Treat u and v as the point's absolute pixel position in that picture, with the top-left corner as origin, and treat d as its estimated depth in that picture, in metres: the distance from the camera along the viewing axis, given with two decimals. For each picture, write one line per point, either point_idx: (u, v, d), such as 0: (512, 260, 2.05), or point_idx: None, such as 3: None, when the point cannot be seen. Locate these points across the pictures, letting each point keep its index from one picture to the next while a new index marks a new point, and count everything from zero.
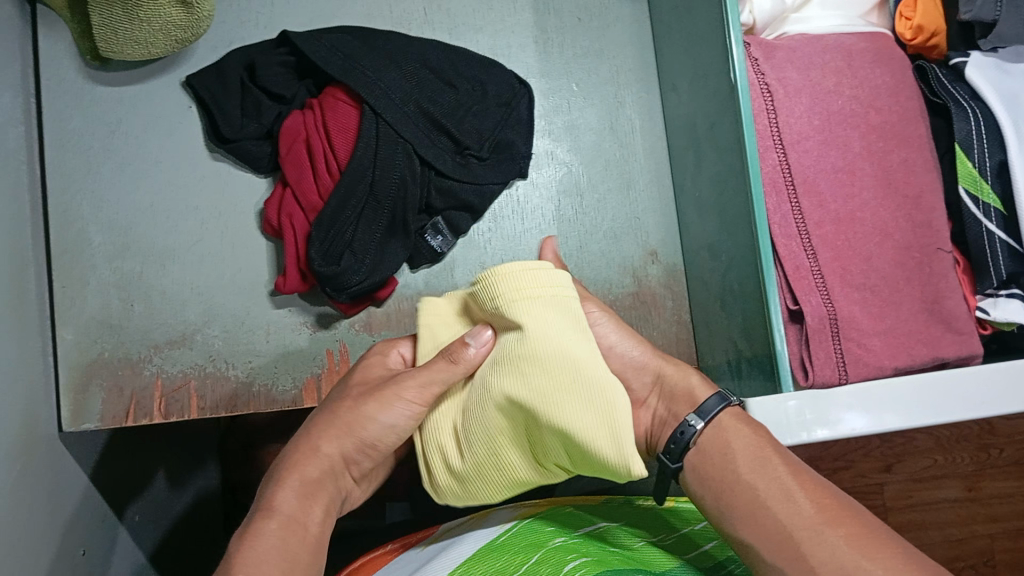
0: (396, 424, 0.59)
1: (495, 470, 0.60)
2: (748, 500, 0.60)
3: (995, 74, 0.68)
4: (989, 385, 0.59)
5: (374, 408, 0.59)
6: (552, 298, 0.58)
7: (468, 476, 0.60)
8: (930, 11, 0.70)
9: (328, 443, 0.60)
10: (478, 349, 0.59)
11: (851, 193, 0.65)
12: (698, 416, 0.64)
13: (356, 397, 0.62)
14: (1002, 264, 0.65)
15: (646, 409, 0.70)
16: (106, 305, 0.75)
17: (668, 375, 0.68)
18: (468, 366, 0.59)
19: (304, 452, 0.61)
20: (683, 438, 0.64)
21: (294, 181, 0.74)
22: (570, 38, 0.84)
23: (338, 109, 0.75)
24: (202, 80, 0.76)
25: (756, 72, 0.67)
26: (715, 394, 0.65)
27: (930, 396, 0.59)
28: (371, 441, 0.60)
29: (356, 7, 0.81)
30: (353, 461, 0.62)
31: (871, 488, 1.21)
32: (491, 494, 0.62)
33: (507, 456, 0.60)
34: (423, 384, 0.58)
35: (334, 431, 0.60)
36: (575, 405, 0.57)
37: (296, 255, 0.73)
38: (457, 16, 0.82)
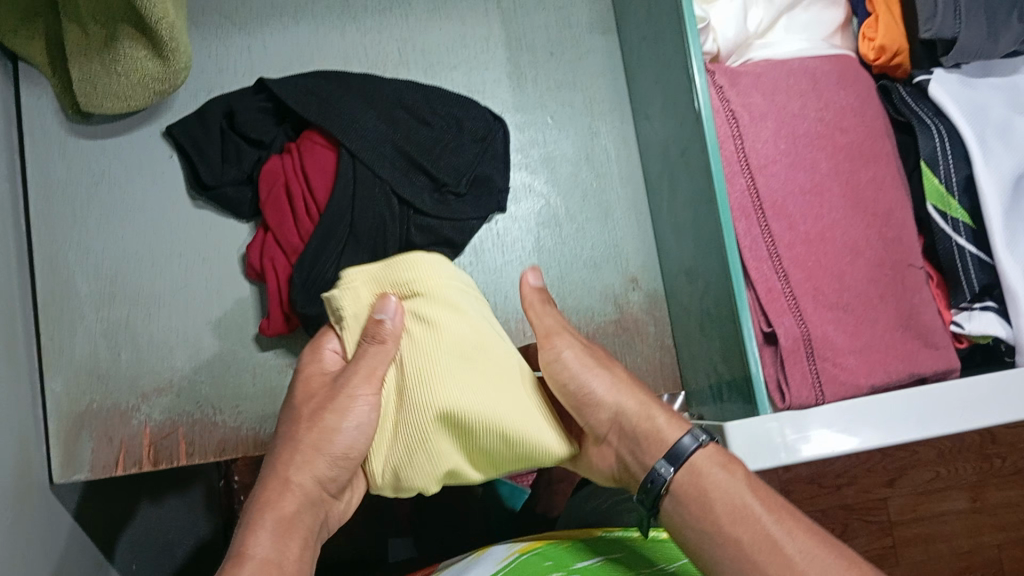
0: (360, 424, 0.59)
1: (425, 459, 0.58)
2: (734, 554, 0.57)
3: (958, 89, 0.69)
4: (968, 395, 0.59)
5: (334, 419, 0.59)
6: (457, 291, 0.60)
7: (403, 465, 0.59)
8: (892, 29, 0.71)
9: (298, 474, 0.59)
10: (392, 319, 0.58)
11: (820, 214, 0.66)
12: (669, 461, 0.60)
13: (308, 415, 0.61)
14: (973, 276, 0.66)
15: (610, 447, 0.65)
16: (95, 354, 0.75)
17: (631, 413, 0.62)
18: (395, 339, 0.58)
19: (275, 489, 0.59)
20: (655, 486, 0.60)
21: (275, 225, 0.75)
22: (543, 71, 0.85)
23: (315, 151, 0.76)
24: (183, 127, 0.77)
25: (720, 99, 0.68)
26: (686, 434, 0.61)
27: (909, 409, 0.60)
28: (341, 453, 0.59)
29: (332, 51, 0.83)
30: (328, 482, 0.60)
31: (875, 501, 1.20)
32: (424, 484, 0.60)
33: (436, 446, 0.58)
34: (368, 373, 0.59)
35: (302, 458, 0.60)
36: (497, 394, 0.58)
37: (279, 298, 0.75)
38: (431, 55, 0.84)
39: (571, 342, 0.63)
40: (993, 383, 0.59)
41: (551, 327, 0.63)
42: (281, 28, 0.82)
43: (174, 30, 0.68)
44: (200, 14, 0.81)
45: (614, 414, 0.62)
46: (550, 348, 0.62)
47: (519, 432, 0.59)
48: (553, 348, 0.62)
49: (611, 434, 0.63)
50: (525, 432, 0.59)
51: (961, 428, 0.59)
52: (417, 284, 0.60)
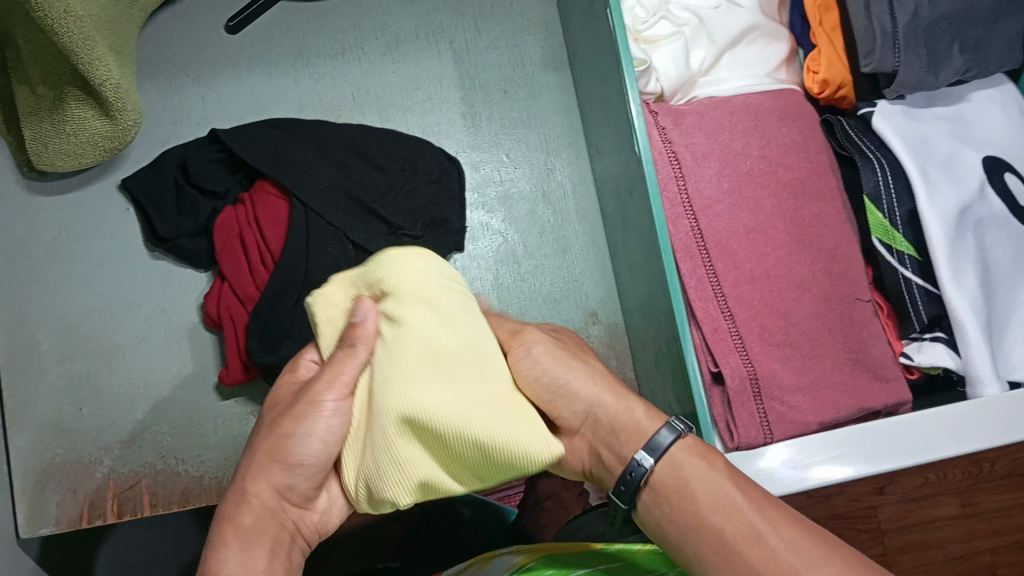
0: (320, 433, 0.52)
1: (394, 472, 0.49)
2: (717, 549, 0.52)
3: (902, 121, 0.69)
4: (911, 431, 0.61)
5: (293, 423, 0.52)
6: (439, 286, 0.51)
7: (372, 479, 0.50)
8: (835, 64, 0.72)
9: (255, 483, 0.53)
10: (364, 319, 0.51)
11: (764, 253, 0.67)
12: (648, 452, 0.55)
13: (272, 423, 0.55)
14: (921, 308, 0.67)
15: (581, 437, 0.58)
16: (58, 409, 0.76)
17: (606, 405, 0.57)
18: (365, 342, 0.51)
19: (232, 502, 0.53)
20: (633, 480, 0.55)
21: (231, 275, 0.75)
22: (498, 110, 0.86)
23: (267, 201, 0.75)
24: (138, 181, 0.78)
25: (663, 140, 0.69)
26: (664, 425, 0.56)
27: (865, 442, 0.61)
28: (300, 461, 0.52)
29: (287, 98, 0.83)
30: (289, 490, 0.53)
31: (864, 510, 1.15)
32: (395, 498, 0.50)
33: (405, 456, 0.49)
34: (333, 379, 0.52)
35: (258, 467, 0.53)
36: (469, 401, 0.49)
37: (236, 347, 0.75)
38: (386, 97, 0.85)
39: (540, 335, 0.59)
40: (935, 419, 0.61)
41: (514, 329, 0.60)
42: (235, 76, 0.83)
43: (119, 92, 0.68)
44: (155, 67, 0.82)
45: (587, 407, 0.57)
46: (518, 345, 0.57)
47: (503, 443, 0.49)
48: (522, 343, 0.57)
49: (585, 430, 0.58)
50: (507, 450, 0.49)
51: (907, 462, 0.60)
52: (388, 279, 0.51)
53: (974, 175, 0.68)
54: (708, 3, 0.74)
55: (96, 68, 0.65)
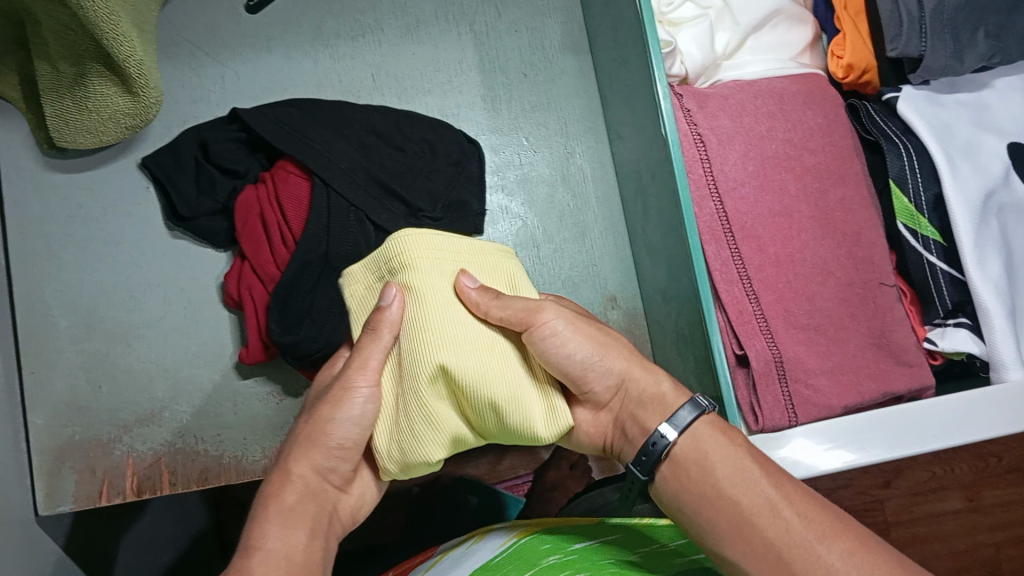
0: (356, 417, 0.55)
1: (426, 427, 0.54)
2: (733, 521, 0.52)
3: (926, 106, 0.69)
4: (916, 422, 0.61)
5: (331, 409, 0.55)
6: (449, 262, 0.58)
7: (405, 437, 0.54)
8: (860, 49, 0.71)
9: (297, 464, 0.55)
10: (391, 303, 0.55)
11: (789, 236, 0.66)
12: (671, 426, 0.55)
13: (310, 410, 0.57)
14: (946, 293, 0.66)
15: (607, 410, 0.60)
16: (75, 387, 0.76)
17: (637, 377, 0.58)
18: (390, 325, 0.55)
19: (276, 482, 0.56)
20: (656, 451, 0.55)
21: (250, 255, 0.74)
22: (517, 93, 0.86)
23: (289, 181, 0.75)
24: (157, 159, 0.77)
25: (689, 122, 0.68)
26: (687, 403, 0.56)
27: (872, 432, 0.61)
28: (338, 443, 0.56)
29: (307, 79, 0.83)
30: (330, 471, 0.57)
31: (869, 503, 1.15)
32: (432, 453, 0.54)
33: (437, 411, 0.54)
34: (363, 365, 0.55)
35: (299, 450, 0.56)
36: (491, 356, 0.55)
37: (257, 328, 0.74)
38: (405, 79, 0.84)
39: (560, 311, 0.56)
40: (937, 410, 0.61)
41: (532, 304, 0.55)
42: (253, 56, 0.83)
43: (142, 68, 0.68)
44: (174, 46, 0.81)
45: (617, 382, 0.58)
46: (541, 326, 0.54)
47: (521, 399, 0.55)
48: (545, 324, 0.55)
49: (614, 402, 0.59)
50: (518, 408, 0.55)
51: (913, 451, 0.59)
52: (406, 257, 0.57)
53: (997, 161, 0.68)
54: None
55: (122, 42, 0.65)
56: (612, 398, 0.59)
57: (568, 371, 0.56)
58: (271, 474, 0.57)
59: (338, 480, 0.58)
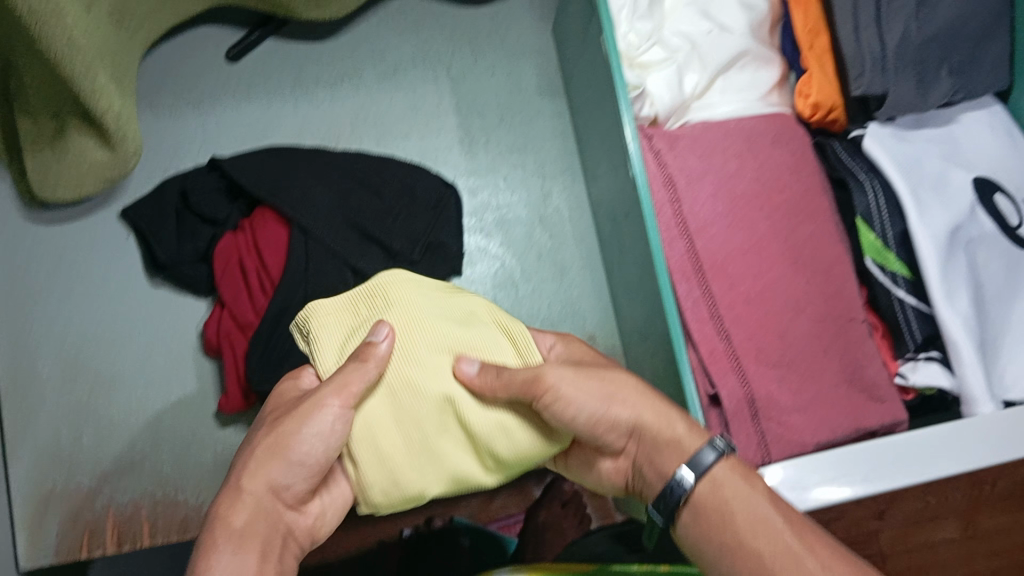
0: (322, 433, 0.53)
1: (428, 456, 0.56)
2: (753, 569, 0.51)
3: (893, 143, 0.70)
4: (897, 454, 0.61)
5: (295, 424, 0.52)
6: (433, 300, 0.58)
7: (404, 469, 0.55)
8: (826, 87, 0.72)
9: (249, 480, 0.52)
10: (383, 342, 0.54)
11: (759, 274, 0.67)
12: (689, 470, 0.54)
13: (272, 421, 0.55)
14: (915, 328, 0.67)
15: (625, 457, 0.60)
16: (57, 437, 0.76)
17: (649, 423, 0.57)
18: (379, 363, 0.53)
19: (224, 500, 0.52)
20: (674, 496, 0.55)
21: (229, 300, 0.75)
22: (494, 136, 0.87)
23: (267, 227, 0.75)
24: (140, 210, 0.78)
25: (658, 163, 0.70)
26: (706, 444, 0.55)
27: (859, 463, 0.61)
28: (299, 458, 0.53)
29: (286, 125, 0.84)
30: (284, 488, 0.54)
31: (863, 535, 1.09)
32: (426, 486, 0.56)
33: (439, 443, 0.56)
34: (342, 385, 0.52)
35: (255, 463, 0.53)
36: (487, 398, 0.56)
37: (236, 375, 0.74)
38: (383, 124, 0.85)
39: (561, 371, 0.55)
40: (914, 442, 0.61)
41: (533, 370, 0.54)
42: (232, 104, 0.84)
43: (120, 121, 0.70)
44: (154, 95, 0.82)
45: (629, 429, 0.57)
46: (547, 391, 0.54)
47: (522, 437, 0.57)
48: (550, 389, 0.54)
49: (629, 446, 0.58)
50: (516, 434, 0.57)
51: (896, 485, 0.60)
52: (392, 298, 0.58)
53: (966, 195, 0.69)
54: (697, 26, 0.74)
55: (99, 96, 0.66)
56: (628, 443, 0.58)
57: (576, 428, 0.56)
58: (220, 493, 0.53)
59: (290, 500, 0.54)
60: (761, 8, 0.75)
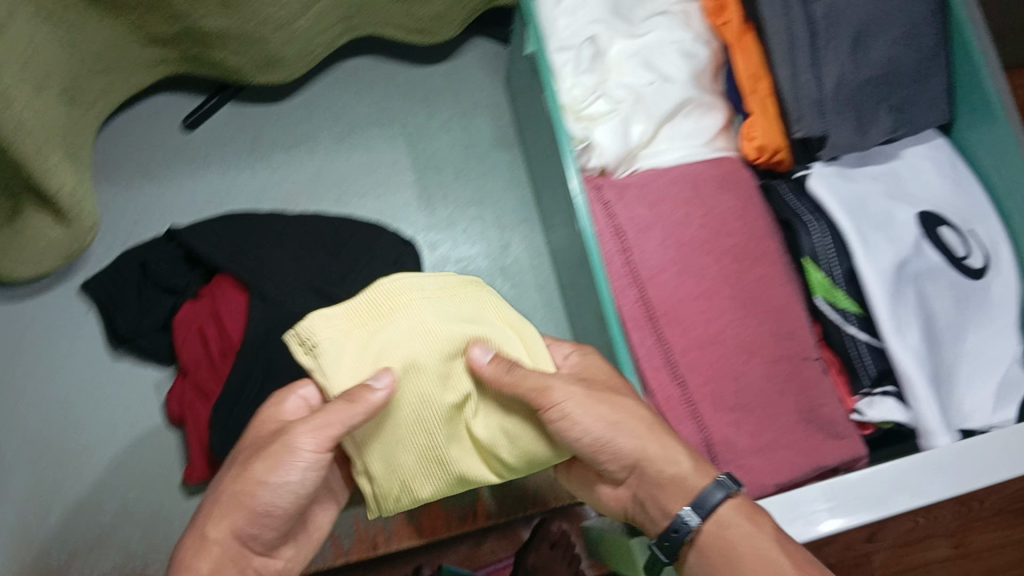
0: (291, 484, 0.53)
1: (439, 466, 0.57)
2: None
3: (837, 181, 0.71)
4: (891, 479, 0.60)
5: (263, 470, 0.52)
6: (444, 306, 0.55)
7: (415, 477, 0.57)
8: (770, 130, 0.74)
9: (214, 530, 0.53)
10: (382, 391, 0.51)
11: (711, 318, 0.68)
12: (694, 510, 0.54)
13: (242, 461, 0.54)
14: (869, 364, 0.68)
15: (625, 488, 0.61)
16: (23, 516, 0.76)
17: (652, 458, 0.57)
18: (369, 408, 0.50)
19: (192, 544, 0.53)
20: (679, 536, 0.55)
21: (192, 370, 0.75)
22: (451, 191, 0.88)
23: (226, 294, 0.75)
24: (100, 282, 0.79)
25: (607, 215, 0.71)
26: (712, 483, 0.55)
27: (856, 490, 0.59)
28: (264, 509, 0.53)
29: (244, 190, 0.85)
30: (251, 536, 0.54)
31: (855, 559, 1.04)
32: (432, 492, 0.58)
33: (447, 452, 0.57)
34: (324, 425, 0.51)
35: (219, 512, 0.53)
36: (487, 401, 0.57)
37: (200, 444, 0.75)
38: (340, 184, 0.86)
39: (568, 391, 0.56)
40: (907, 466, 0.60)
41: (541, 381, 0.55)
42: (189, 172, 0.84)
43: (75, 198, 0.70)
44: (110, 169, 0.83)
45: (632, 462, 0.57)
46: (552, 409, 0.54)
47: (512, 455, 0.58)
48: (556, 406, 0.54)
49: (630, 478, 0.59)
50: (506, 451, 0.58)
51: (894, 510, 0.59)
52: (399, 308, 0.54)
53: (910, 231, 0.70)
54: (640, 78, 0.75)
55: (53, 176, 0.67)
56: (630, 475, 0.59)
57: (580, 449, 0.57)
58: (186, 534, 0.55)
59: (258, 545, 0.55)
60: (702, 57, 0.77)
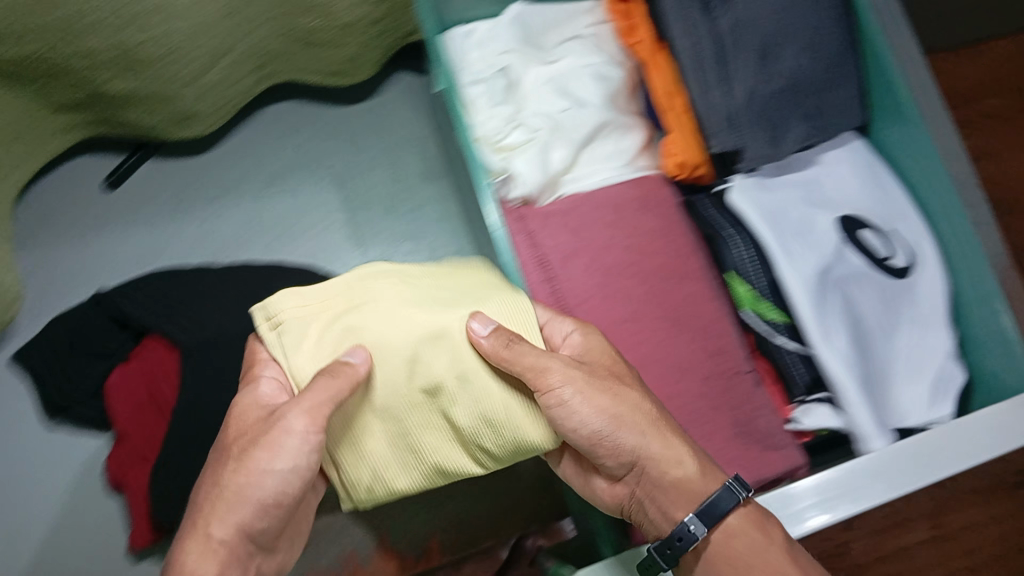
0: (292, 467, 0.50)
1: (417, 451, 0.56)
2: None
3: (757, 193, 0.71)
4: (876, 471, 0.59)
5: (265, 457, 0.50)
6: (430, 288, 0.57)
7: (393, 464, 0.56)
8: (688, 147, 0.74)
9: (219, 528, 0.50)
10: (357, 362, 0.53)
11: (641, 340, 0.68)
12: (700, 519, 0.54)
13: (234, 455, 0.51)
14: (801, 371, 0.68)
15: (623, 483, 0.58)
16: None
17: (654, 456, 0.55)
18: (352, 379, 0.52)
19: (195, 547, 0.50)
20: (683, 545, 0.54)
21: (127, 436, 0.75)
22: (383, 227, 0.87)
23: (156, 358, 0.74)
24: (31, 350, 0.78)
25: (531, 246, 0.70)
26: (720, 489, 0.54)
27: (845, 482, 0.58)
28: (270, 497, 0.51)
29: (173, 245, 0.84)
30: (258, 531, 0.51)
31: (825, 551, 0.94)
32: (407, 486, 0.57)
33: (428, 438, 0.56)
34: (310, 407, 0.50)
35: (224, 507, 0.50)
36: (479, 381, 0.54)
37: (140, 511, 0.74)
38: (268, 230, 0.86)
39: (569, 375, 0.53)
40: (892, 455, 0.59)
41: (541, 362, 0.53)
42: (115, 232, 0.84)
43: None
44: (36, 235, 0.83)
45: (632, 458, 0.56)
46: (549, 394, 0.52)
47: (505, 441, 0.55)
48: (552, 391, 0.52)
49: (628, 476, 0.57)
50: (504, 433, 0.55)
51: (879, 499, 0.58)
52: (371, 295, 0.56)
53: (832, 238, 0.70)
54: (555, 105, 0.75)
55: None
56: (628, 472, 0.57)
57: (579, 442, 0.55)
58: (180, 539, 0.51)
59: (260, 541, 0.52)
60: (616, 80, 0.76)
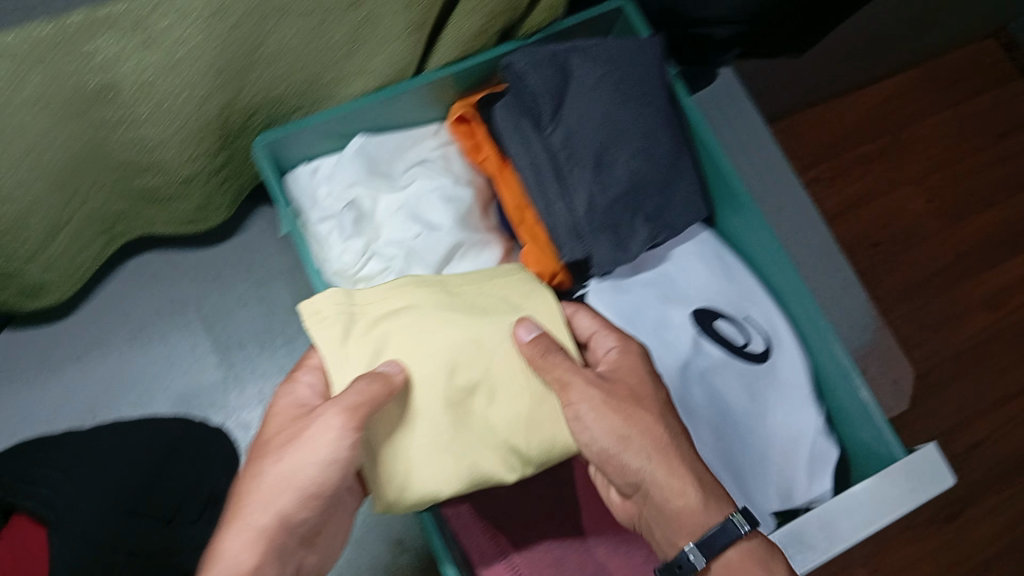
0: (328, 457, 0.49)
1: (460, 450, 0.54)
2: None
3: (611, 296, 0.73)
4: (874, 499, 0.62)
5: (298, 447, 0.50)
6: (477, 296, 0.58)
7: (434, 467, 0.53)
8: (543, 256, 0.73)
9: (258, 511, 0.49)
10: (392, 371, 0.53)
11: None
12: (699, 549, 0.53)
13: (273, 447, 0.51)
14: None
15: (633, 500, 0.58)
16: None
17: (659, 483, 0.53)
18: (387, 387, 0.51)
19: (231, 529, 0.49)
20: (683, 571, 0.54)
21: None
22: (260, 364, 0.87)
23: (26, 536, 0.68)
24: None
25: None
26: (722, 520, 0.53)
27: (850, 512, 0.61)
28: (310, 485, 0.50)
29: (38, 412, 0.82)
30: (297, 520, 0.50)
31: None
32: (445, 492, 0.54)
33: (466, 438, 0.54)
34: (349, 405, 0.49)
35: (266, 490, 0.50)
36: (505, 389, 0.55)
37: None
38: (140, 384, 0.85)
39: (588, 392, 0.53)
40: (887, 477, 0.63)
41: (567, 376, 0.53)
42: None
43: None
44: None
45: (638, 482, 0.54)
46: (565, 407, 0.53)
47: (536, 440, 0.55)
48: (569, 406, 0.53)
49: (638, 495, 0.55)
50: (531, 434, 0.55)
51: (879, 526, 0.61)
52: (415, 301, 0.56)
53: (686, 332, 0.72)
54: (407, 231, 0.74)
55: None
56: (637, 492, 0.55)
57: (591, 455, 0.54)
58: (222, 527, 0.50)
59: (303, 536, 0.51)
60: (466, 199, 0.77)
